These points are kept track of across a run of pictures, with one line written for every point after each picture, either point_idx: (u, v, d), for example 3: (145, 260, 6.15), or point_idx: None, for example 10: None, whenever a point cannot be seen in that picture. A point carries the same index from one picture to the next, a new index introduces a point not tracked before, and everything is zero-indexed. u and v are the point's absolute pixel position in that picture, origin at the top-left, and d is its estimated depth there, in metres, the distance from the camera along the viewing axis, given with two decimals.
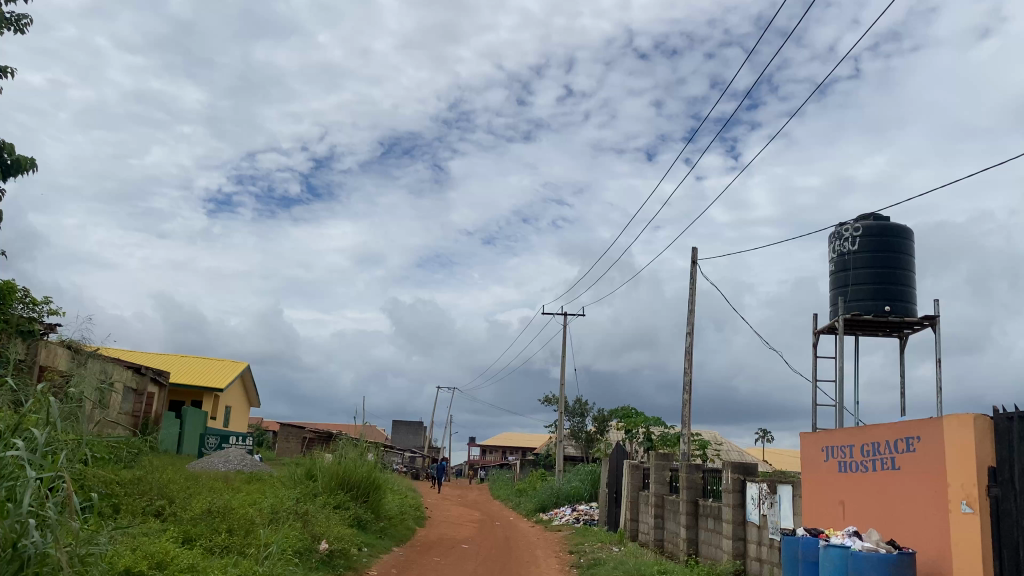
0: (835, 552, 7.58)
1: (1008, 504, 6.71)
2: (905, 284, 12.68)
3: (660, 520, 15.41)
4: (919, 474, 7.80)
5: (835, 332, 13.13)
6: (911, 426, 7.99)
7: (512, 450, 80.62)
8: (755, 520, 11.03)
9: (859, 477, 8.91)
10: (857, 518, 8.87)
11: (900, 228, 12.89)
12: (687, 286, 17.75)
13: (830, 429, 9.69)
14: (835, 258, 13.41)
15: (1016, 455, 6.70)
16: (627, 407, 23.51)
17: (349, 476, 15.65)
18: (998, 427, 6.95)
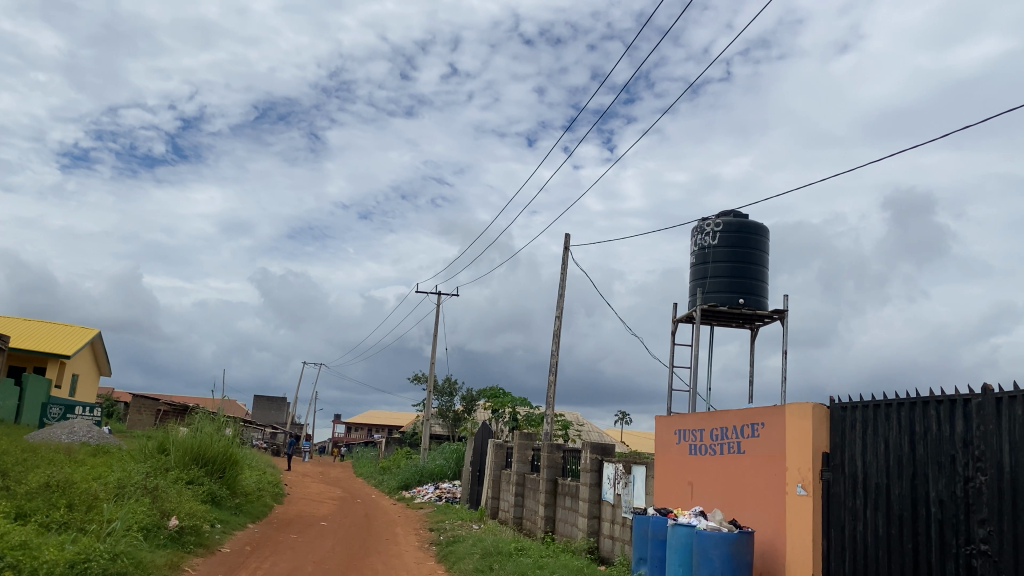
0: (682, 530, 7.95)
1: (837, 487, 7.23)
2: (758, 278, 13.37)
3: (520, 497, 15.72)
4: (761, 457, 8.29)
5: (692, 322, 13.70)
6: (756, 413, 8.46)
7: (379, 428, 79.91)
8: (610, 499, 11.40)
9: (707, 459, 9.38)
10: (704, 497, 9.34)
11: (756, 226, 13.61)
12: (558, 270, 18.07)
13: (683, 412, 10.16)
14: (697, 251, 14.00)
15: (846, 442, 7.22)
16: (495, 387, 23.80)
17: (205, 451, 15.06)
18: (832, 416, 7.46)
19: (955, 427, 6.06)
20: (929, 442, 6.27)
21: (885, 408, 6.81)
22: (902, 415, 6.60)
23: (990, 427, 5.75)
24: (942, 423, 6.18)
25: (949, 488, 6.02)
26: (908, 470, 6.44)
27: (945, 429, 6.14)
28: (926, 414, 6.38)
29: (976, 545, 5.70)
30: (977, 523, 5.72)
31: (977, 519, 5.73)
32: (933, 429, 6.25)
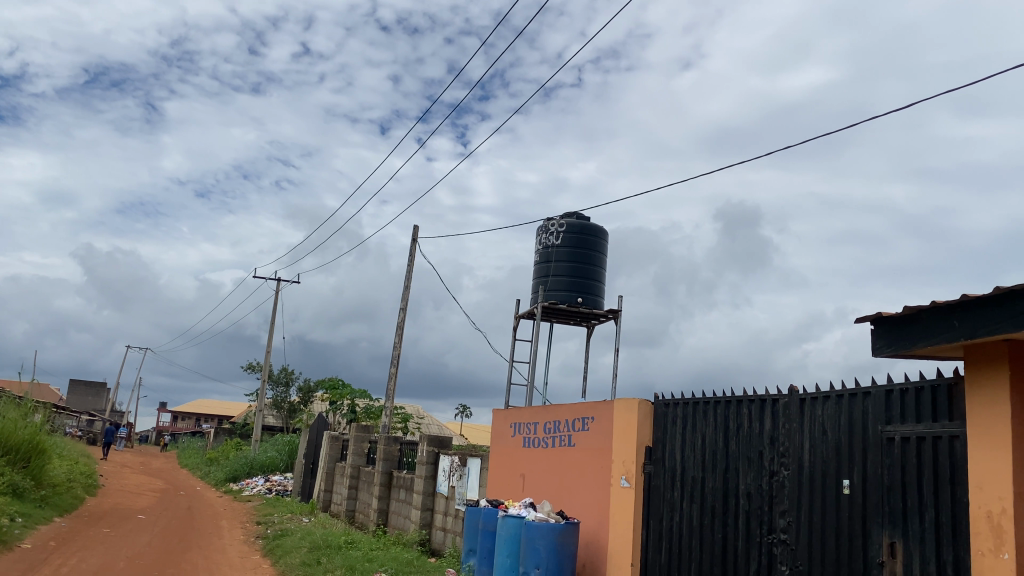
0: (511, 521, 8.09)
1: (658, 479, 7.60)
2: (596, 279, 13.84)
3: (354, 490, 15.48)
4: (589, 451, 8.58)
5: (532, 319, 13.96)
6: (587, 407, 8.75)
7: (208, 419, 76.27)
8: (444, 491, 11.43)
9: (539, 453, 9.60)
10: (534, 490, 9.56)
11: (597, 229, 14.10)
12: (405, 261, 17.92)
13: (519, 406, 10.35)
14: (540, 250, 14.29)
15: (668, 437, 7.61)
16: (335, 379, 23.32)
17: (6, 439, 13.78)
18: (656, 412, 7.84)
19: (763, 424, 6.52)
20: (741, 439, 6.71)
21: (704, 405, 7.23)
22: (719, 412, 7.03)
23: (793, 425, 6.22)
24: (753, 421, 6.64)
25: (757, 481, 6.47)
26: (722, 464, 6.86)
27: (756, 426, 6.59)
28: (739, 411, 6.82)
29: (777, 534, 6.16)
30: (778, 513, 6.19)
31: (779, 510, 6.19)
32: (745, 426, 6.70)
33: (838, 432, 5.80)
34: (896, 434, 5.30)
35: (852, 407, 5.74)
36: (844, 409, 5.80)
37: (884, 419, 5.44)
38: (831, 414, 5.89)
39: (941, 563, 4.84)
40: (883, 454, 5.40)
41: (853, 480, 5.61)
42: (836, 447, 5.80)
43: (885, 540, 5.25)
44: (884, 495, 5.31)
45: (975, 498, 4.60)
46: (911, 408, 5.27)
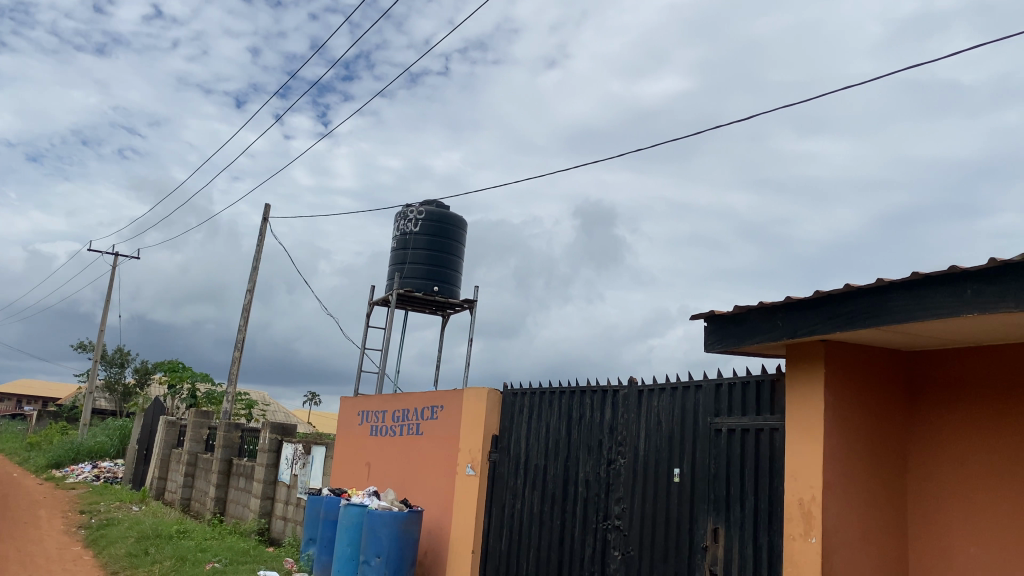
0: (354, 510, 7.97)
1: (502, 467, 7.70)
2: (452, 268, 13.85)
3: (190, 478, 14.79)
4: (435, 439, 8.59)
5: (386, 306, 13.79)
6: (436, 396, 8.74)
7: (30, 401, 70.64)
8: (286, 479, 11.12)
9: (386, 441, 9.53)
10: (379, 478, 9.47)
11: (455, 218, 14.11)
12: (255, 242, 17.24)
13: (367, 394, 10.22)
14: (397, 236, 14.13)
15: (513, 426, 7.74)
16: (174, 361, 22.15)
17: None
18: (504, 401, 7.93)
19: (604, 415, 6.74)
20: (583, 428, 6.91)
21: (550, 395, 7.39)
22: (563, 402, 7.21)
23: (632, 416, 6.47)
24: (594, 411, 6.85)
25: (595, 469, 6.68)
26: (563, 452, 7.04)
27: (597, 416, 6.81)
28: (582, 402, 7.02)
29: (611, 520, 6.40)
30: (614, 500, 6.43)
31: (614, 498, 6.43)
32: (586, 416, 6.90)
33: (672, 423, 6.09)
34: (723, 426, 5.62)
35: (685, 400, 6.04)
36: (677, 401, 6.08)
37: (714, 411, 5.76)
38: (666, 406, 6.17)
39: (758, 547, 5.18)
40: (711, 445, 5.71)
41: (683, 469, 5.90)
42: (669, 437, 6.08)
43: (709, 526, 5.55)
44: (711, 482, 5.62)
45: (790, 487, 4.94)
46: (737, 402, 5.60)
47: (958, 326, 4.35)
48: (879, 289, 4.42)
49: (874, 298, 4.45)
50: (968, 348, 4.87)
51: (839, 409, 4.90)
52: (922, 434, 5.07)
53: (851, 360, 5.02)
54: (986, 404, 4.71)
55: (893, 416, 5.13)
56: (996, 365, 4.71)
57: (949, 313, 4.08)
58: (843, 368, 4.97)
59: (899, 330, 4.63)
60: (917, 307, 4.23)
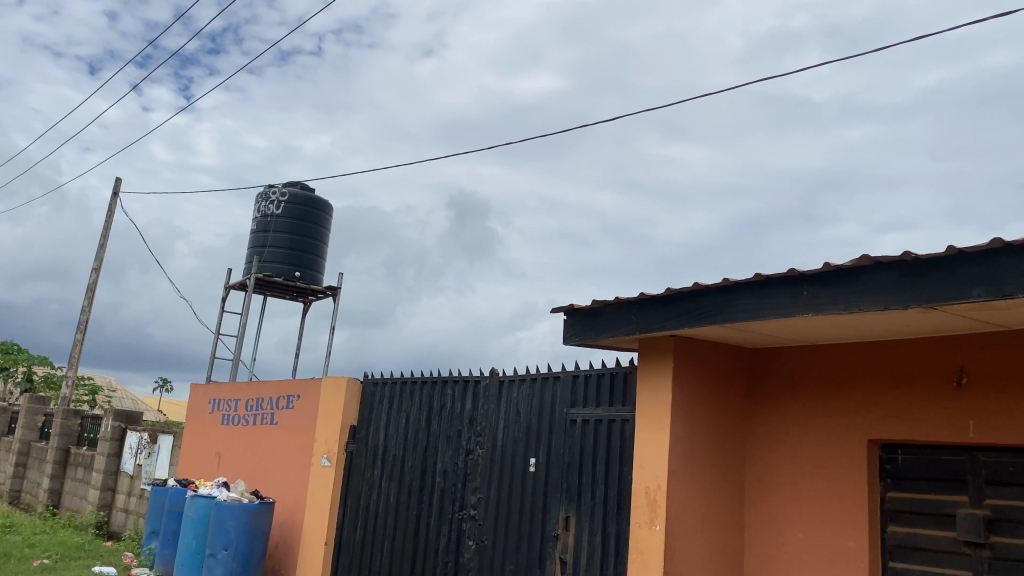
0: (200, 502, 7.62)
1: (359, 459, 7.57)
2: (315, 254, 13.52)
3: (21, 468, 13.76)
4: (291, 429, 8.35)
5: (244, 290, 13.27)
6: (292, 385, 8.50)
7: None
8: (129, 470, 10.54)
9: (238, 430, 9.17)
10: (230, 469, 9.11)
11: (321, 202, 13.77)
12: (103, 218, 16.21)
13: (219, 381, 9.81)
14: (258, 218, 13.61)
15: (373, 417, 7.63)
16: (8, 343, 20.56)
17: None
18: (364, 391, 7.80)
19: (465, 405, 6.74)
20: (442, 418, 6.90)
21: (411, 386, 7.34)
22: (423, 392, 7.17)
23: (491, 406, 6.51)
24: (455, 401, 6.84)
25: (453, 459, 6.69)
26: (422, 443, 7.00)
27: (457, 407, 6.81)
28: (443, 392, 7.00)
29: (467, 510, 6.43)
30: (470, 490, 6.45)
31: (471, 488, 6.45)
32: (447, 406, 6.89)
33: (529, 413, 6.17)
34: (578, 417, 5.75)
35: (544, 391, 6.13)
36: (536, 392, 6.17)
37: (570, 402, 5.88)
38: (524, 396, 6.25)
39: (607, 535, 5.33)
40: (566, 436, 5.82)
41: (538, 459, 5.99)
42: (527, 427, 6.17)
43: (561, 515, 5.67)
44: (565, 472, 5.73)
45: (638, 477, 5.11)
46: (593, 394, 5.73)
47: (798, 325, 4.61)
48: (725, 288, 4.62)
49: (721, 297, 4.65)
50: (804, 347, 5.19)
51: (686, 402, 5.11)
52: (761, 427, 5.36)
53: (699, 355, 5.24)
54: (819, 398, 5.04)
55: (735, 406, 5.41)
56: (829, 364, 5.04)
57: (788, 314, 4.32)
58: (690, 362, 5.18)
59: (743, 328, 4.87)
60: (760, 306, 4.45)
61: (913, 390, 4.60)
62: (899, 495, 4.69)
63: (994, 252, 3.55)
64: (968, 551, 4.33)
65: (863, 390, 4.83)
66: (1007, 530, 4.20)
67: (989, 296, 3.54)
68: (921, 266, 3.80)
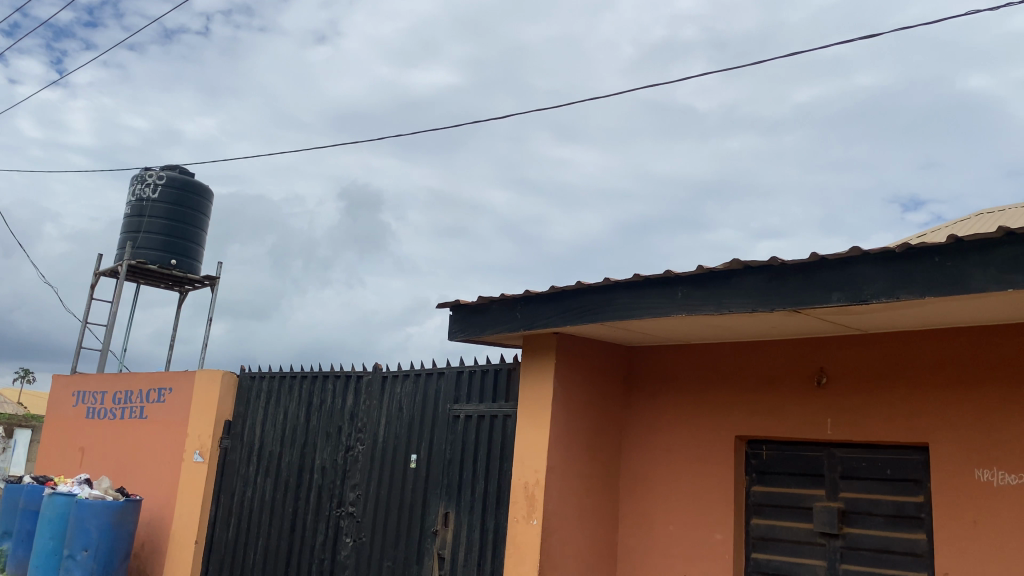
0: (60, 500, 7.17)
1: (234, 454, 7.33)
2: (193, 242, 13.00)
3: None
4: (162, 424, 7.99)
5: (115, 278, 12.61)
6: (165, 377, 8.14)
7: None
8: None
9: (104, 425, 8.71)
10: (94, 465, 8.65)
11: (201, 188, 13.25)
12: None
13: (84, 372, 9.28)
14: (132, 202, 12.94)
15: (249, 412, 7.39)
16: None
17: None
18: (241, 384, 7.55)
19: (345, 400, 6.63)
20: (322, 414, 6.75)
21: (290, 380, 7.15)
22: (303, 387, 7.00)
23: (373, 402, 6.43)
24: (335, 397, 6.71)
25: (332, 455, 6.56)
26: (300, 438, 6.83)
27: (337, 402, 6.68)
28: (324, 386, 6.86)
29: (345, 507, 6.32)
30: (349, 486, 6.35)
31: (350, 484, 6.36)
32: (327, 402, 6.75)
33: (412, 409, 6.12)
34: (461, 413, 5.75)
35: (426, 387, 6.10)
36: (419, 388, 6.13)
37: (453, 399, 5.87)
38: (408, 392, 6.20)
39: (485, 530, 5.36)
40: (447, 432, 5.81)
41: (420, 455, 5.95)
42: (408, 423, 6.12)
43: (439, 511, 5.65)
44: (446, 468, 5.72)
45: (517, 472, 5.15)
46: (475, 390, 5.75)
47: (674, 324, 4.75)
48: (606, 288, 4.72)
49: (601, 296, 4.75)
50: (680, 347, 5.35)
51: (567, 398, 5.19)
52: (636, 424, 5.50)
53: (580, 352, 5.33)
54: (692, 396, 5.21)
55: (613, 403, 5.53)
56: (701, 363, 5.23)
57: (663, 314, 4.45)
58: (572, 360, 5.26)
59: (622, 327, 4.98)
60: (638, 306, 4.57)
61: (777, 389, 4.83)
62: (763, 488, 4.92)
63: (851, 260, 3.76)
64: (822, 541, 4.58)
65: (733, 388, 5.03)
66: (858, 521, 4.48)
67: (847, 301, 3.76)
68: (786, 271, 3.99)
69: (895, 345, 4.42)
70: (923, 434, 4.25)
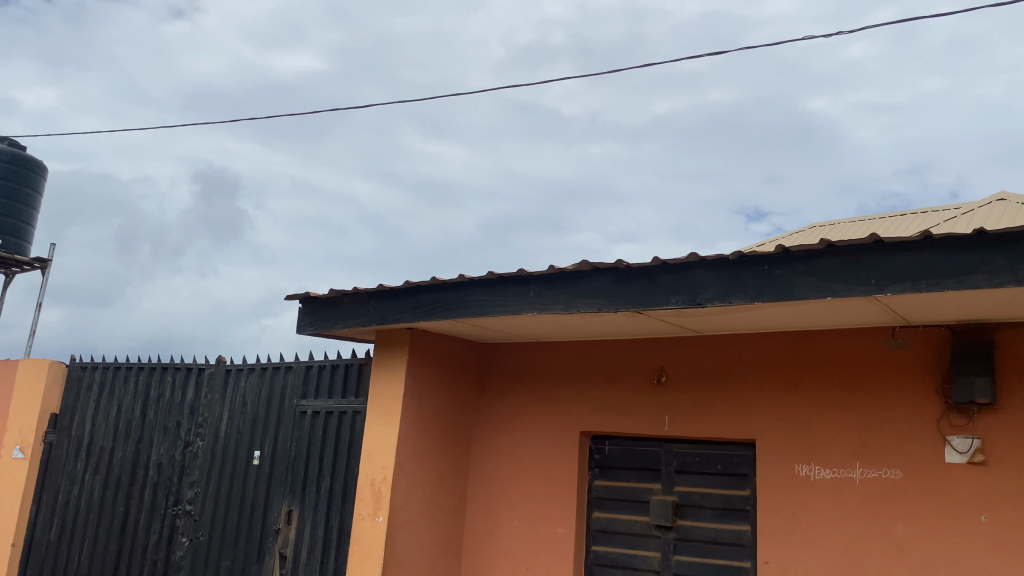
0: None
1: (60, 450, 6.85)
2: (22, 221, 12.05)
3: None
4: None
5: None
6: None
7: None
8: None
9: None
10: None
11: (33, 164, 12.31)
12: None
13: None
14: None
15: (78, 405, 6.92)
16: None
17: None
18: (70, 375, 7.06)
19: (185, 394, 6.32)
20: (160, 407, 6.41)
21: (126, 371, 6.75)
22: (140, 379, 6.62)
23: (215, 396, 6.17)
24: (175, 390, 6.39)
25: (169, 451, 6.24)
26: (135, 433, 6.47)
27: (177, 395, 6.36)
28: (162, 379, 6.51)
29: (182, 505, 6.03)
30: (186, 484, 6.07)
31: (188, 481, 6.07)
32: (166, 394, 6.42)
33: (257, 404, 5.92)
34: (308, 408, 5.61)
35: (273, 381, 5.91)
36: (265, 382, 5.93)
37: (301, 394, 5.72)
38: (253, 386, 5.98)
39: (329, 528, 5.25)
40: (293, 427, 5.65)
41: (263, 451, 5.76)
42: (253, 418, 5.91)
43: (283, 509, 5.49)
44: (290, 465, 5.57)
45: (364, 468, 5.08)
46: (324, 385, 5.62)
47: (525, 322, 4.82)
48: (460, 284, 4.73)
49: (455, 292, 4.75)
50: (532, 345, 5.44)
51: (418, 394, 5.16)
52: (486, 420, 5.55)
53: (433, 348, 5.32)
54: (541, 393, 5.31)
55: (465, 400, 5.55)
56: (551, 361, 5.33)
57: (514, 312, 4.50)
58: (424, 356, 5.24)
59: (475, 323, 5.01)
60: (490, 303, 4.61)
61: (621, 388, 5.00)
62: (604, 483, 5.08)
63: (690, 265, 3.94)
64: (658, 533, 4.78)
65: (580, 386, 5.16)
66: (690, 514, 4.70)
67: (685, 304, 3.93)
68: (630, 274, 4.13)
69: (730, 347, 4.67)
70: (752, 432, 4.50)
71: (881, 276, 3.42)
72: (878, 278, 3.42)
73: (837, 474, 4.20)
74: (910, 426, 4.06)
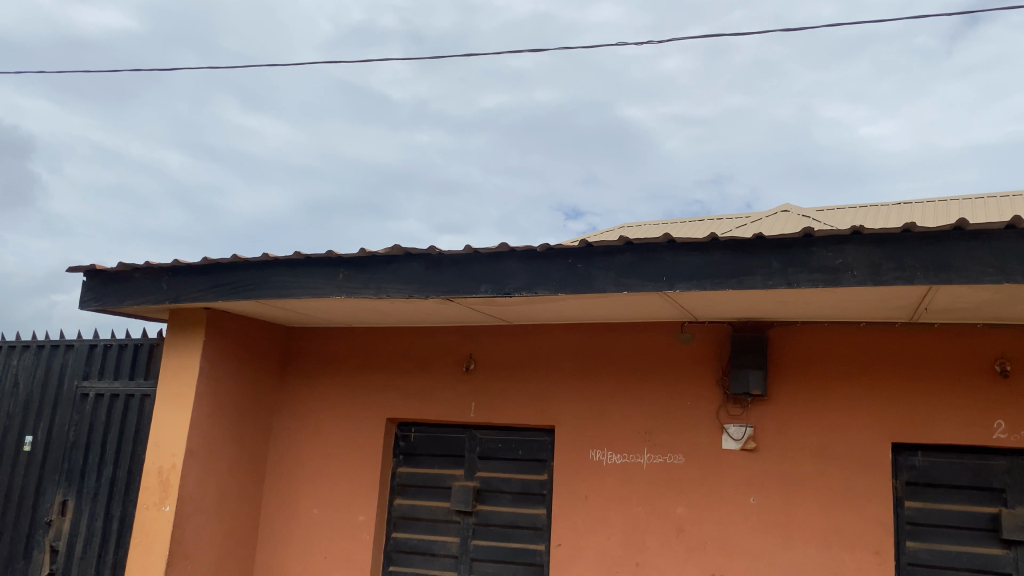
0: None
1: None
2: None
3: None
4: None
5: None
6: None
7: None
8: None
9: None
10: None
11: None
12: None
13: None
14: None
15: None
16: None
17: None
18: None
19: None
20: None
21: None
22: None
23: None
24: None
25: None
26: None
27: None
28: None
29: None
30: None
31: None
32: None
33: (31, 385, 5.40)
34: (90, 391, 5.19)
35: (51, 360, 5.41)
36: (41, 361, 5.42)
37: (82, 374, 5.27)
38: (27, 365, 5.46)
39: (109, 519, 4.89)
40: (72, 411, 5.22)
41: (36, 437, 5.27)
42: (25, 400, 5.39)
43: (56, 499, 5.06)
44: (67, 452, 5.13)
45: (151, 455, 4.77)
46: (109, 366, 5.22)
47: (332, 306, 4.71)
48: (263, 264, 4.55)
49: (258, 272, 4.55)
50: (339, 329, 5.33)
51: (214, 377, 4.91)
52: (288, 405, 5.39)
53: (233, 330, 5.08)
54: (346, 378, 5.22)
55: (266, 383, 5.35)
56: (357, 346, 5.26)
57: (321, 295, 4.38)
58: (223, 337, 4.99)
59: (279, 305, 4.83)
60: (296, 284, 4.45)
61: (427, 375, 5.01)
62: (407, 469, 5.07)
63: (499, 255, 4.00)
64: (458, 518, 4.83)
65: (386, 372, 5.12)
66: (490, 499, 4.79)
67: (493, 293, 3.99)
68: (441, 262, 4.13)
69: (534, 337, 4.80)
70: (551, 419, 4.65)
71: (672, 274, 3.63)
72: (667, 276, 3.63)
73: (626, 459, 4.43)
74: (693, 415, 4.35)
